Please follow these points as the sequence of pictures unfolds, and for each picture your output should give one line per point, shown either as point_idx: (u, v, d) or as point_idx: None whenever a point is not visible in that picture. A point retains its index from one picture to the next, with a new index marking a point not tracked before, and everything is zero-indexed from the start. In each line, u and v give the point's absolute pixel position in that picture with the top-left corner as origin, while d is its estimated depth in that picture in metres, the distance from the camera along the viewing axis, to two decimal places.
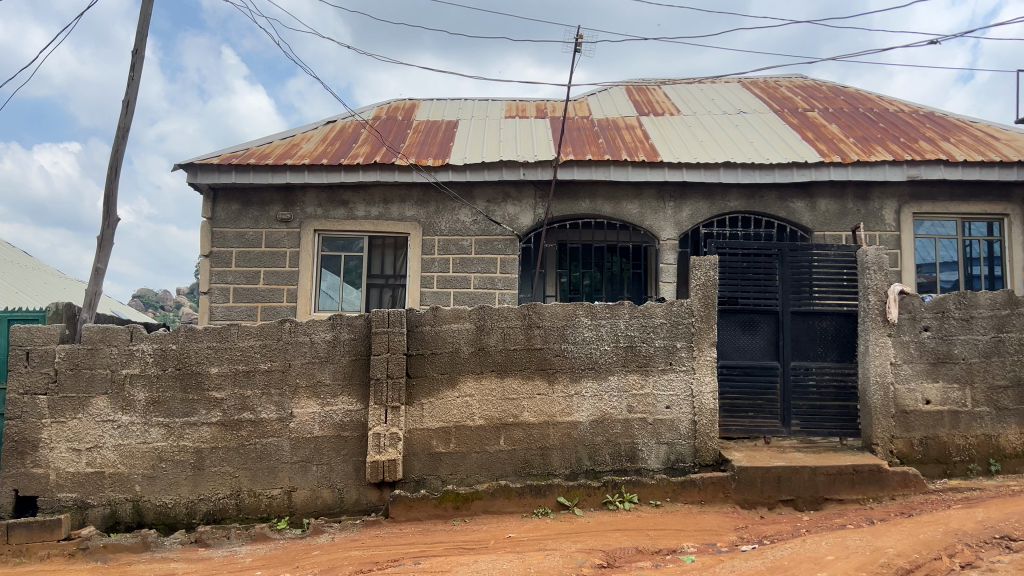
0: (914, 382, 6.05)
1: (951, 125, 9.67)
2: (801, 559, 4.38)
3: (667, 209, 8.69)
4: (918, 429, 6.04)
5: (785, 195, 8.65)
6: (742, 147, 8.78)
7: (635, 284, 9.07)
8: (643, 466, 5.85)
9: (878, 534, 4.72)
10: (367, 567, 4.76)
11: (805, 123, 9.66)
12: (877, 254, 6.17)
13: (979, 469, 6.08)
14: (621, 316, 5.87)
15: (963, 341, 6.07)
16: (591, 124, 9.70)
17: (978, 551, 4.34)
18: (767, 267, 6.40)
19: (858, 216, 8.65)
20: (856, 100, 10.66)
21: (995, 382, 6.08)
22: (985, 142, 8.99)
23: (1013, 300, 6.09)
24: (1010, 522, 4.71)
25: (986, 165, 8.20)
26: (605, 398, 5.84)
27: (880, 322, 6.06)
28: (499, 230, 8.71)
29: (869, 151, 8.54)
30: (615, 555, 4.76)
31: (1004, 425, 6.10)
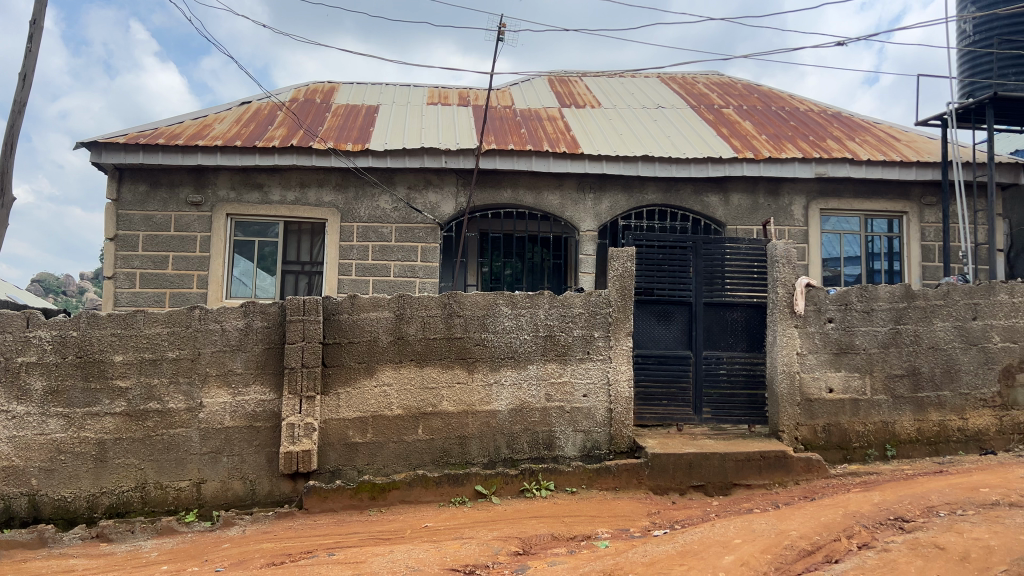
0: (818, 371, 6.31)
1: (856, 125, 10.09)
2: (710, 543, 4.51)
3: (587, 200, 8.78)
4: (821, 416, 6.30)
5: (700, 189, 8.86)
6: (659, 141, 8.94)
7: (555, 275, 9.12)
8: (560, 454, 5.92)
9: (782, 517, 4.90)
10: (279, 559, 4.66)
11: (720, 119, 9.91)
12: (786, 247, 6.37)
13: (877, 454, 6.38)
14: (541, 306, 5.91)
15: (863, 332, 6.36)
16: (513, 113, 9.71)
17: (874, 532, 4.56)
18: (681, 259, 6.54)
19: (769, 210, 8.94)
20: (769, 98, 10.99)
21: (893, 371, 6.39)
22: (887, 142, 9.42)
23: (910, 293, 6.40)
24: (903, 503, 4.96)
25: (887, 164, 8.60)
26: (524, 386, 5.88)
27: (788, 313, 6.29)
28: (419, 218, 8.64)
29: (780, 148, 8.83)
30: (531, 543, 4.81)
31: (900, 413, 6.42)
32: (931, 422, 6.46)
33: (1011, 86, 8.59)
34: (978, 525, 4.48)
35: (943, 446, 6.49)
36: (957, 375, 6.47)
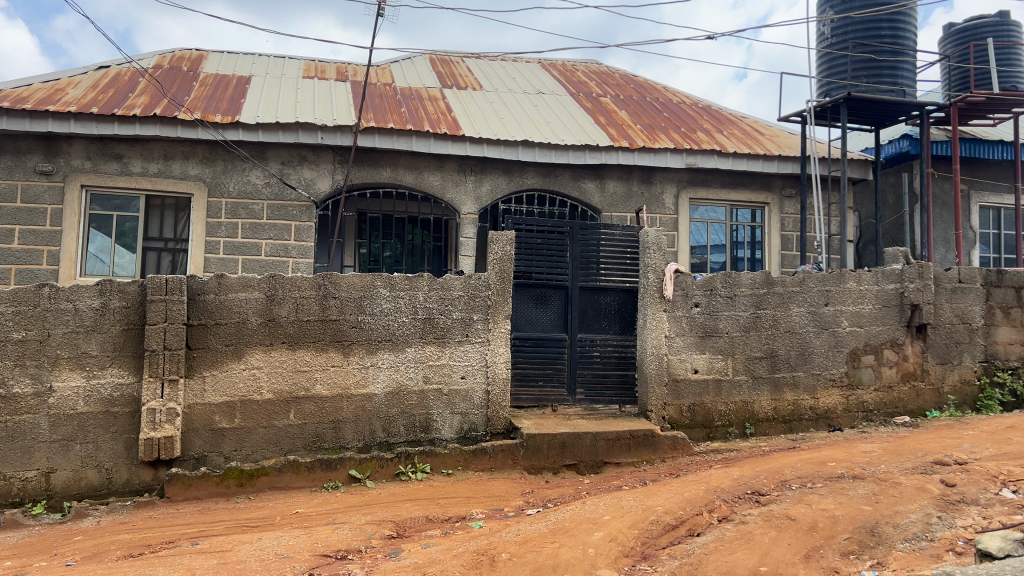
0: (684, 353, 6.58)
1: (725, 118, 10.53)
2: (581, 520, 4.63)
3: (467, 182, 8.76)
4: (686, 396, 6.58)
5: (578, 175, 9.02)
6: (539, 126, 9.04)
7: (435, 257, 9.03)
8: (437, 436, 5.91)
9: (649, 494, 5.10)
10: (137, 551, 4.43)
11: (598, 108, 10.10)
12: (657, 234, 6.59)
13: (737, 432, 6.74)
14: (420, 288, 5.88)
15: (726, 316, 6.68)
16: (393, 92, 9.54)
17: (733, 506, 4.82)
18: (559, 244, 6.64)
19: (642, 198, 9.21)
20: (645, 89, 11.30)
21: (753, 354, 6.75)
22: (752, 136, 9.89)
23: (769, 280, 6.77)
24: (760, 478, 5.26)
25: (751, 157, 9.06)
26: (401, 369, 5.83)
27: (658, 298, 6.52)
28: (293, 195, 8.38)
29: (654, 138, 9.11)
30: (405, 525, 4.79)
31: (759, 392, 6.79)
32: (787, 401, 6.88)
33: (863, 86, 9.20)
34: (825, 496, 4.81)
35: (796, 424, 6.91)
36: (810, 357, 6.91)
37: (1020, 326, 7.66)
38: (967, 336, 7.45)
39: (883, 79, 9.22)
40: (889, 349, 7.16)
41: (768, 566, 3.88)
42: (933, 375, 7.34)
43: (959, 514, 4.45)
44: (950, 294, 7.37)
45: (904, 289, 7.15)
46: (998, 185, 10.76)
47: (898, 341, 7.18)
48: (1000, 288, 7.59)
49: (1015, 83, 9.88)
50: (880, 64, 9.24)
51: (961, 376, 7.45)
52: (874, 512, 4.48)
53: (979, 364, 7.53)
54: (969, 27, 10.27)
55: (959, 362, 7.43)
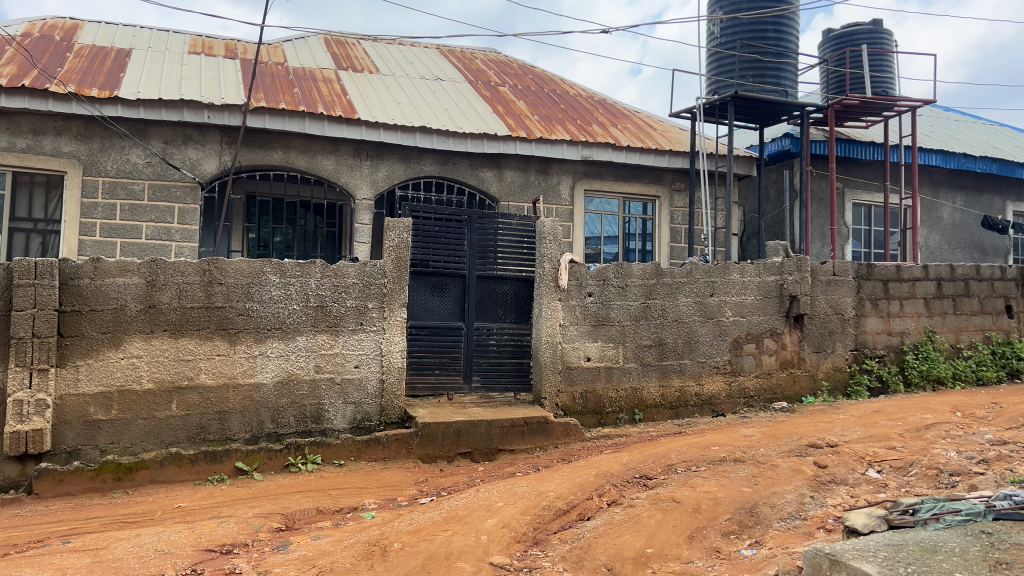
0: (578, 341, 6.70)
1: (619, 112, 10.75)
2: (474, 507, 4.65)
3: (362, 167, 8.61)
4: (579, 383, 6.70)
5: (475, 163, 9.01)
6: (437, 113, 8.98)
7: (328, 243, 8.88)
8: (328, 427, 5.80)
9: (542, 480, 5.18)
10: (1, 551, 4.15)
11: (496, 97, 10.11)
12: (553, 224, 6.67)
13: (626, 418, 6.91)
14: (312, 275, 5.74)
15: (618, 305, 6.84)
16: (286, 72, 9.26)
17: (621, 490, 4.95)
18: (457, 233, 6.62)
19: (539, 188, 9.29)
20: (542, 79, 11.39)
21: (642, 342, 6.94)
22: (644, 131, 10.15)
23: (659, 271, 6.98)
24: (647, 462, 5.42)
25: (644, 151, 9.32)
26: (291, 358, 5.68)
27: (553, 287, 6.60)
28: (177, 175, 8.01)
29: (550, 129, 9.21)
30: (294, 518, 4.68)
31: (647, 379, 6.99)
32: (674, 387, 7.11)
33: (750, 86, 9.58)
34: (708, 479, 5.01)
35: (682, 409, 7.16)
36: (696, 345, 7.17)
37: (886, 316, 8.19)
38: (840, 326, 7.90)
39: (768, 79, 9.63)
40: (769, 338, 7.52)
41: (653, 548, 4.01)
42: (808, 363, 7.76)
43: (829, 494, 4.73)
44: (825, 286, 7.80)
45: (783, 281, 7.52)
46: (869, 184, 11.45)
47: (777, 330, 7.55)
48: (870, 281, 8.07)
49: (886, 88, 10.52)
50: (765, 64, 9.64)
51: (834, 363, 7.89)
52: (753, 493, 4.69)
53: (849, 352, 7.99)
54: (846, 32, 10.84)
55: (832, 350, 7.87)
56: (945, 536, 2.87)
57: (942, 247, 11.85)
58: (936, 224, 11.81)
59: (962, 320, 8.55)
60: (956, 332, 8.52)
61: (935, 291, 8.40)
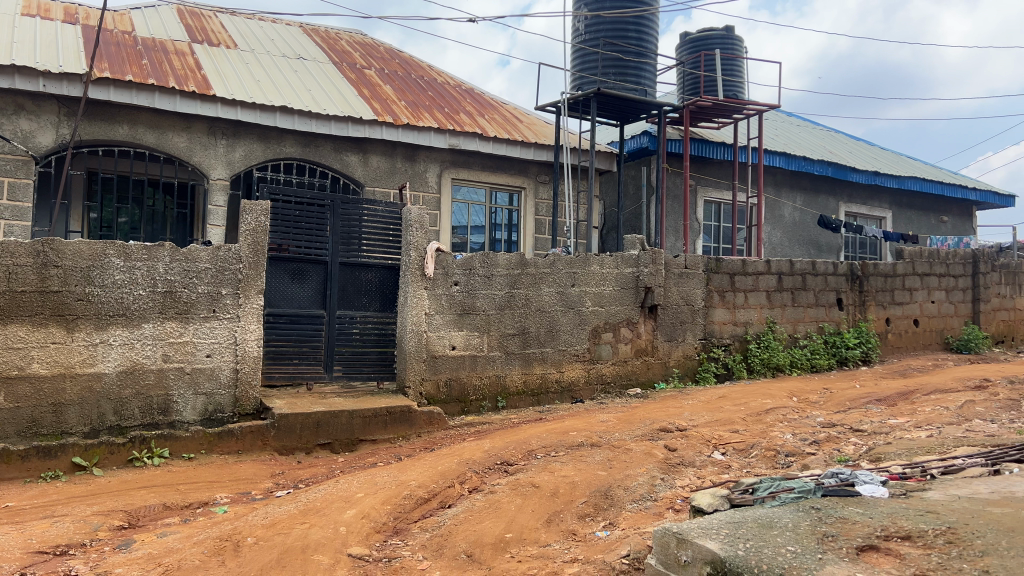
0: (443, 330, 6.70)
1: (486, 102, 10.80)
2: (333, 499, 4.57)
3: (218, 147, 8.21)
4: (443, 371, 6.70)
5: (339, 147, 8.80)
6: (299, 93, 8.70)
7: (180, 225, 8.39)
8: (177, 419, 5.50)
9: (403, 469, 5.15)
10: None
11: (361, 80, 9.91)
12: (419, 212, 6.61)
13: (489, 406, 6.96)
14: (160, 259, 5.45)
15: (483, 294, 6.91)
16: (134, 41, 8.68)
17: (483, 477, 5.01)
18: (319, 217, 6.45)
19: (405, 175, 9.19)
20: (409, 65, 11.26)
21: (506, 331, 7.04)
22: (511, 122, 10.26)
23: (523, 261, 7.09)
24: (508, 448, 5.50)
25: (510, 143, 9.47)
26: (136, 346, 5.36)
27: (419, 275, 6.56)
28: (6, 147, 7.34)
29: (418, 116, 9.16)
30: (138, 515, 4.43)
31: (510, 367, 7.08)
32: (535, 375, 7.24)
33: (612, 83, 9.86)
34: (566, 464, 5.15)
35: (543, 396, 7.29)
36: (557, 334, 7.34)
37: (732, 307, 8.69)
38: (690, 316, 8.32)
39: (629, 77, 9.95)
40: (625, 327, 7.81)
41: (512, 533, 4.08)
42: (661, 351, 8.11)
43: (678, 475, 4.98)
44: (677, 278, 8.19)
45: (639, 273, 7.84)
46: (719, 182, 12.09)
47: (633, 320, 7.85)
48: (718, 274, 8.55)
49: (736, 91, 11.12)
50: (626, 63, 9.96)
51: (684, 352, 8.29)
52: (608, 476, 4.87)
53: (699, 341, 8.42)
54: (701, 37, 11.36)
55: (683, 339, 8.27)
56: (780, 512, 3.09)
57: (783, 243, 12.69)
58: (778, 222, 12.63)
59: (799, 312, 9.21)
60: (793, 323, 9.16)
61: (776, 284, 9.00)
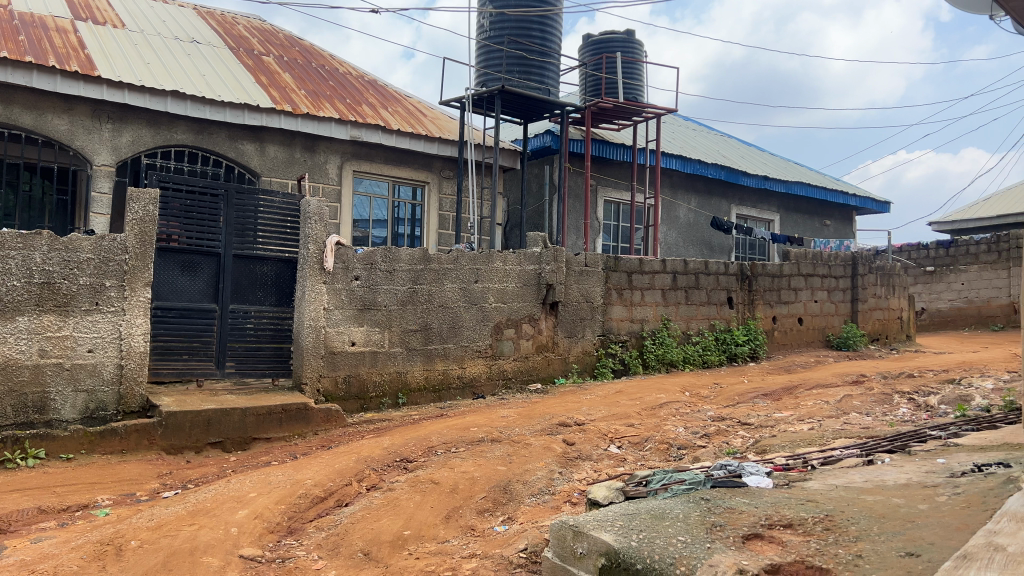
0: (342, 325, 6.58)
1: (389, 94, 10.67)
2: (224, 499, 4.42)
3: (102, 131, 7.80)
4: (343, 368, 6.59)
5: (235, 135, 8.51)
6: (192, 77, 8.36)
7: (59, 213, 7.96)
8: (55, 417, 5.20)
9: (298, 467, 5.03)
10: None
11: (259, 67, 9.61)
12: (319, 204, 6.47)
13: (389, 402, 6.88)
14: (37, 249, 5.16)
15: (384, 290, 6.83)
16: (9, 15, 8.14)
17: (381, 474, 4.95)
18: (211, 207, 6.22)
19: (303, 166, 8.97)
20: (310, 54, 10.99)
21: (408, 326, 6.98)
22: (414, 115, 10.18)
23: (426, 257, 7.06)
24: (408, 445, 5.45)
25: (413, 137, 9.39)
26: (9, 341, 5.06)
27: (317, 269, 6.42)
28: None
29: (318, 106, 8.97)
30: (10, 519, 4.16)
31: (412, 363, 7.03)
32: (437, 371, 7.20)
33: (516, 81, 9.91)
34: (466, 459, 5.16)
35: (445, 393, 7.26)
36: (460, 330, 7.34)
37: (629, 305, 8.91)
38: (589, 313, 8.47)
39: (532, 76, 10.04)
40: (527, 323, 7.88)
41: (410, 530, 4.06)
42: (561, 347, 8.22)
43: (576, 469, 5.07)
44: (578, 275, 8.32)
45: (541, 270, 7.93)
46: (618, 182, 12.35)
47: (534, 316, 7.93)
48: (617, 272, 8.75)
49: (636, 94, 11.38)
50: (529, 62, 10.03)
51: (583, 348, 8.43)
52: (507, 471, 4.91)
53: (598, 337, 8.59)
54: (602, 39, 11.57)
55: (582, 335, 8.41)
56: (671, 503, 3.19)
57: (678, 244, 13.09)
58: (674, 223, 13.01)
59: (692, 310, 9.52)
60: (687, 320, 9.47)
61: (671, 283, 9.28)
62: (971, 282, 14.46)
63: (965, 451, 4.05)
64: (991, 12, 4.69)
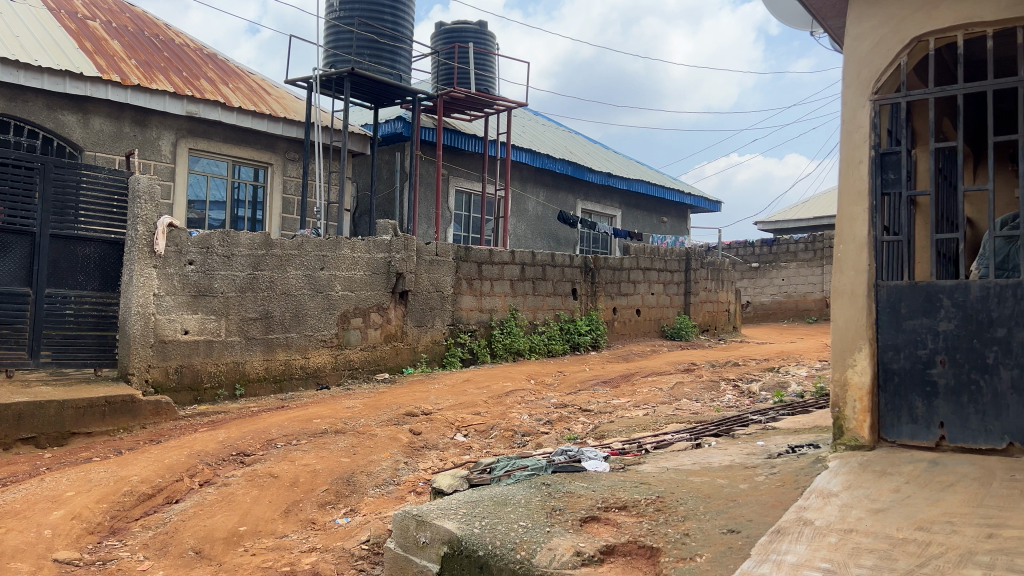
0: (174, 313, 6.23)
1: (230, 70, 10.15)
2: (36, 500, 4.07)
3: None
4: (174, 358, 6.23)
5: (54, 104, 7.82)
6: (4, 38, 7.60)
7: None
8: None
9: (122, 464, 4.71)
10: None
11: (83, 31, 8.87)
12: (150, 182, 6.05)
13: (226, 394, 6.57)
14: None
15: (222, 275, 6.54)
16: None
17: (215, 469, 4.72)
18: (26, 181, 5.70)
19: (133, 141, 8.39)
20: (142, 21, 10.26)
21: (247, 315, 6.71)
22: (258, 93, 9.76)
23: (268, 242, 6.81)
24: (245, 438, 5.23)
25: (256, 116, 9.04)
26: None
27: (146, 253, 6.03)
28: None
29: (151, 78, 8.44)
30: None
31: (251, 353, 6.75)
32: (278, 361, 6.95)
33: (366, 64, 9.71)
34: (307, 452, 5.03)
35: (286, 383, 7.02)
36: (303, 318, 7.12)
37: (479, 295, 8.99)
38: (439, 303, 8.46)
39: (383, 61, 9.89)
40: (375, 312, 7.77)
41: (246, 526, 3.91)
42: (410, 337, 8.15)
43: (421, 458, 5.07)
44: (428, 265, 8.30)
45: (391, 258, 7.84)
46: (469, 173, 12.41)
47: (383, 305, 7.83)
48: (467, 262, 8.80)
49: (488, 86, 11.47)
50: (380, 46, 9.87)
51: (431, 337, 8.40)
52: (350, 463, 4.82)
53: (447, 327, 8.59)
54: (454, 28, 11.55)
55: (431, 325, 8.39)
56: (513, 489, 3.25)
57: (527, 235, 13.32)
58: (522, 215, 13.23)
59: (538, 300, 9.74)
60: (533, 311, 9.67)
61: (519, 273, 9.45)
62: (790, 278, 15.69)
63: (781, 434, 4.39)
64: (811, 29, 5.09)
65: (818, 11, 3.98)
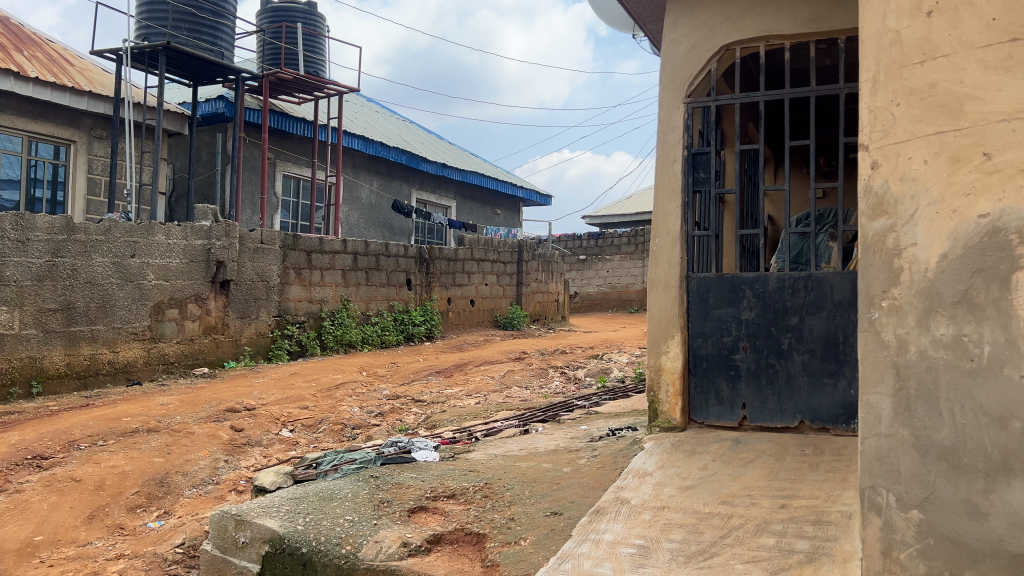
0: None
1: (25, 36, 9.20)
2: None
3: None
4: None
5: None
6: None
7: None
8: None
9: None
10: None
11: None
12: None
13: (20, 393, 5.98)
14: None
15: (15, 263, 5.94)
16: None
17: (7, 475, 4.29)
18: None
19: None
20: None
21: (44, 306, 6.13)
22: (58, 64, 8.92)
23: (70, 226, 6.26)
24: (43, 440, 4.79)
25: (56, 88, 8.30)
26: None
27: None
28: None
29: None
30: None
31: (50, 348, 6.19)
32: (81, 356, 6.42)
33: (183, 39, 9.10)
34: (115, 453, 4.68)
35: (91, 380, 6.50)
36: (111, 310, 6.62)
37: (307, 285, 8.72)
38: (264, 293, 8.13)
39: (203, 36, 9.34)
40: (192, 303, 7.34)
41: (43, 535, 3.59)
42: (231, 328, 7.78)
43: (243, 456, 4.87)
44: (252, 253, 7.96)
45: (211, 246, 7.44)
46: (297, 158, 12.01)
47: (202, 295, 7.41)
48: (294, 251, 8.52)
49: (318, 69, 11.12)
50: (200, 20, 9.31)
51: (256, 329, 8.06)
52: (165, 463, 4.54)
53: (272, 318, 8.27)
54: (282, 7, 11.10)
55: (255, 315, 8.04)
56: (340, 483, 3.19)
57: (360, 224, 13.06)
58: (354, 203, 12.96)
59: (371, 290, 9.60)
60: (365, 301, 9.51)
61: (351, 263, 9.28)
62: (614, 270, 16.42)
63: (603, 418, 4.60)
64: (633, 32, 5.34)
65: (638, 15, 4.18)
